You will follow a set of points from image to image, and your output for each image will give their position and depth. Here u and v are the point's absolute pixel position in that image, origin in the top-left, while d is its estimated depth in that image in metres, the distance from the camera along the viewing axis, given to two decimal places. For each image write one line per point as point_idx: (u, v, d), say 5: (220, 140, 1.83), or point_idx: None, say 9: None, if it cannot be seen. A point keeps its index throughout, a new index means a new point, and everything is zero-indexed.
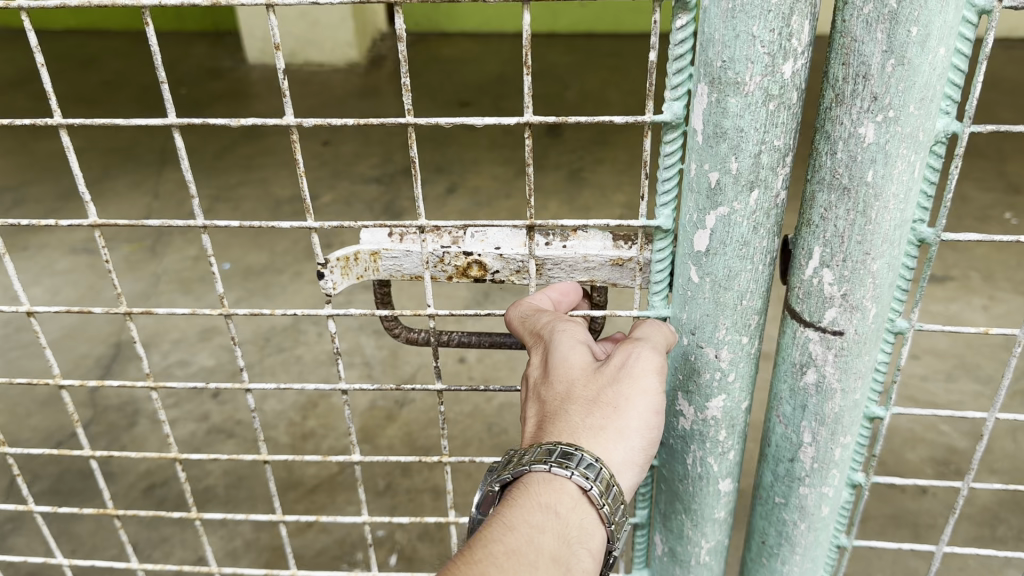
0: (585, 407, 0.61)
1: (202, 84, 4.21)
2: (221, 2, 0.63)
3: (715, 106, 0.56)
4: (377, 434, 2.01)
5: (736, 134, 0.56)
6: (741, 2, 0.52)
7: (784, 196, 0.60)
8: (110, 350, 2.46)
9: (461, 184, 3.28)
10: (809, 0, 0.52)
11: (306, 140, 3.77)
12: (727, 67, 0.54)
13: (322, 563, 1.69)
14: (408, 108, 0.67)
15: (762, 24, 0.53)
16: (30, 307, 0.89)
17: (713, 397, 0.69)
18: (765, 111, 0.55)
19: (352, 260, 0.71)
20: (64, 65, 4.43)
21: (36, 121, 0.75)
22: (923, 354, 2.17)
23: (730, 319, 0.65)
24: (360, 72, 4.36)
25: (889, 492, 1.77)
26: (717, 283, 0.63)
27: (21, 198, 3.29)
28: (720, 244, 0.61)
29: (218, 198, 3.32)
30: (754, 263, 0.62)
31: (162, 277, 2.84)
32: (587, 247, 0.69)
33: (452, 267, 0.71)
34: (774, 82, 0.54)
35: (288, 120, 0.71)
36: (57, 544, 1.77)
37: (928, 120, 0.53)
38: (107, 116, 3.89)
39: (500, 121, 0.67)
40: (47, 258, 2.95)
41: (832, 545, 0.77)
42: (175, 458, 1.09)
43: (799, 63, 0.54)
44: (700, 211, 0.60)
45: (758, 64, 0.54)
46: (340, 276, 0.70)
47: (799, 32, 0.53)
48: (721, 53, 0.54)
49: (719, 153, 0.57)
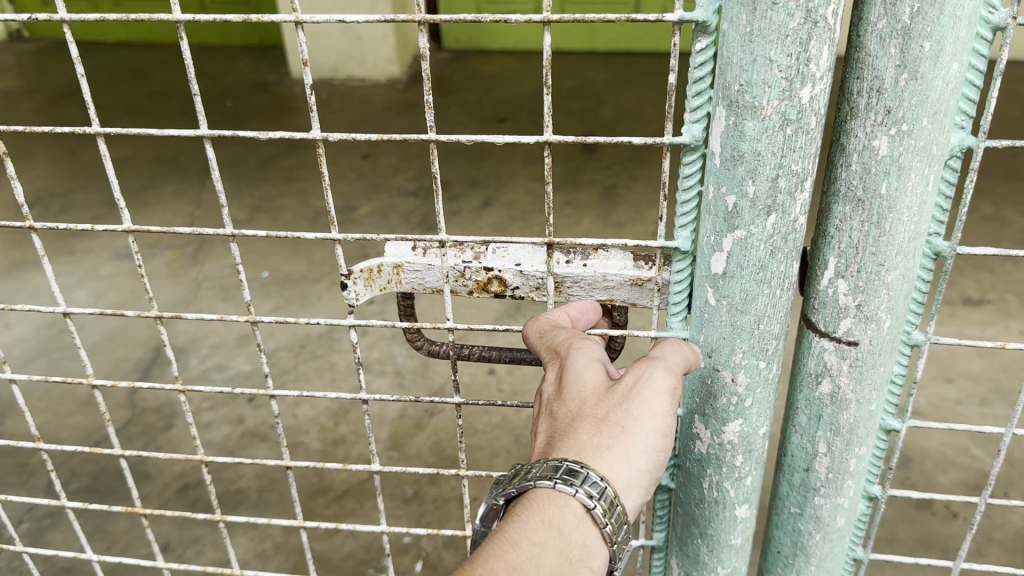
0: (593, 426, 0.63)
1: (247, 97, 4.32)
2: (251, 17, 0.65)
3: (732, 129, 0.57)
4: (406, 443, 2.04)
5: (752, 158, 0.58)
6: (758, 27, 0.54)
7: (801, 222, 0.61)
8: (150, 353, 2.53)
9: (497, 199, 3.32)
10: (828, 27, 0.54)
11: (346, 153, 3.84)
12: (744, 91, 0.56)
13: (349, 568, 1.72)
14: (431, 125, 0.68)
15: (780, 49, 0.54)
16: (66, 309, 0.92)
17: (729, 422, 0.70)
18: (783, 136, 0.57)
19: (375, 272, 0.74)
20: (114, 75, 4.56)
21: (74, 129, 0.78)
22: (957, 377, 2.15)
23: (747, 343, 0.66)
24: (401, 87, 4.44)
25: (918, 515, 1.76)
26: (734, 306, 0.64)
27: (68, 204, 3.38)
28: (736, 268, 0.63)
29: (259, 208, 3.39)
30: (771, 288, 0.63)
31: (202, 283, 2.91)
32: (607, 266, 0.71)
33: (472, 282, 0.73)
34: (792, 106, 0.56)
35: (315, 134, 0.72)
36: (92, 540, 1.82)
37: (942, 134, 0.54)
38: (151, 126, 3.99)
39: (520, 139, 0.69)
40: (92, 263, 3.04)
41: (848, 558, 0.79)
42: (200, 460, 1.10)
43: (818, 88, 0.56)
44: (717, 234, 0.62)
45: (775, 89, 0.55)
46: (363, 287, 0.74)
47: (817, 57, 0.54)
48: (739, 77, 0.56)
49: (736, 176, 0.59)
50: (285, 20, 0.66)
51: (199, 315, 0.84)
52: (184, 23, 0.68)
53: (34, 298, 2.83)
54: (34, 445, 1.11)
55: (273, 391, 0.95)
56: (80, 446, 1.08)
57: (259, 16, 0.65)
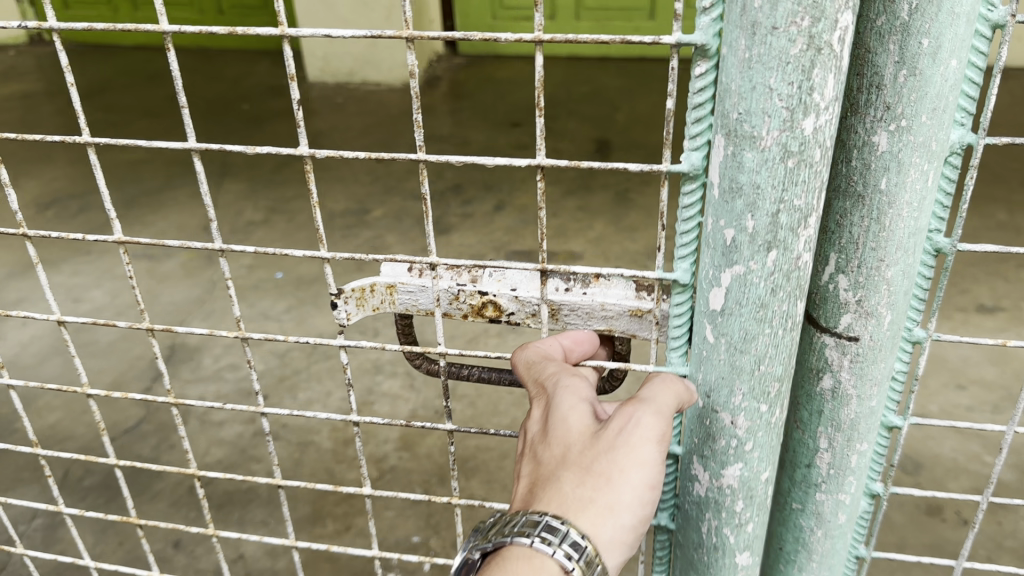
0: (578, 476, 0.61)
1: (265, 100, 4.36)
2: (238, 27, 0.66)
3: (731, 158, 0.55)
4: (417, 444, 2.06)
5: (751, 191, 0.56)
6: (758, 53, 0.51)
7: (804, 259, 0.59)
8: (164, 352, 2.55)
9: (510, 202, 3.35)
10: (833, 55, 0.51)
11: (361, 156, 3.87)
12: (743, 120, 0.54)
13: (358, 566, 1.73)
14: (420, 145, 0.70)
15: (780, 76, 0.51)
16: (61, 316, 0.93)
17: (729, 465, 0.68)
18: (784, 168, 0.55)
19: (368, 291, 0.76)
20: (133, 78, 4.62)
21: (65, 137, 0.80)
22: (969, 384, 2.14)
23: (747, 384, 0.64)
24: (416, 91, 4.47)
25: (927, 522, 1.76)
26: (733, 345, 0.62)
27: (86, 204, 3.43)
28: (735, 305, 0.61)
29: (275, 209, 3.43)
30: (772, 327, 0.61)
31: (218, 283, 2.94)
32: (606, 295, 0.72)
33: (467, 306, 0.75)
34: (794, 138, 0.54)
35: (302, 150, 0.74)
36: (106, 535, 1.85)
37: (941, 131, 0.55)
38: (170, 129, 4.05)
39: (514, 163, 0.70)
40: (109, 262, 3.07)
41: (850, 555, 0.79)
42: (191, 474, 1.06)
43: (822, 119, 0.53)
44: (716, 268, 0.60)
45: (775, 119, 0.53)
46: (355, 307, 0.76)
47: (821, 86, 0.52)
48: (738, 105, 0.53)
49: (734, 209, 0.57)
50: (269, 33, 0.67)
51: (185, 328, 0.84)
52: (171, 33, 0.69)
53: (52, 297, 2.87)
54: (31, 450, 1.11)
55: (263, 408, 0.94)
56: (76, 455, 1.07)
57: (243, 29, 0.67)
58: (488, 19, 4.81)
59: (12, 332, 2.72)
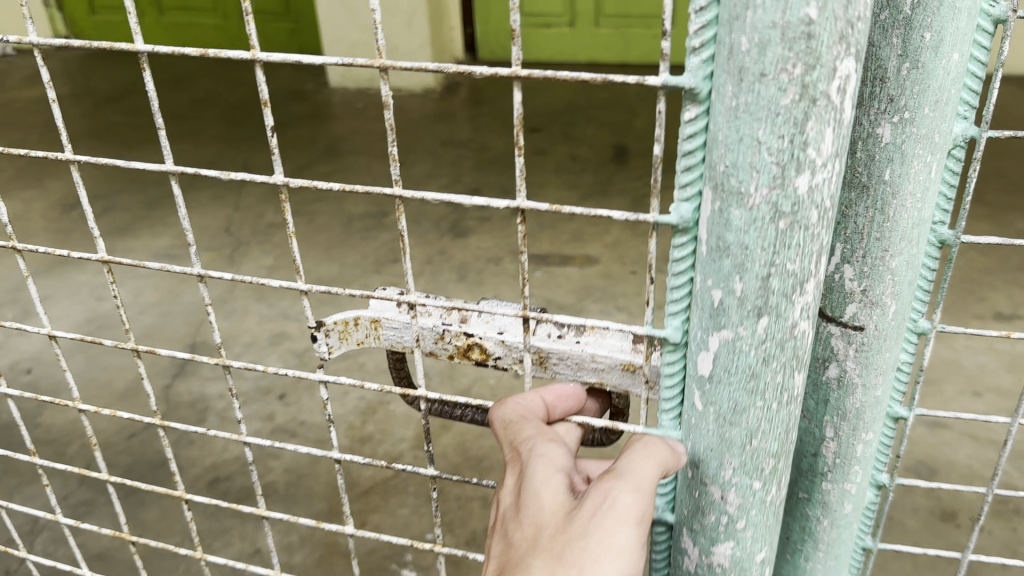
0: (549, 563, 0.60)
1: (286, 105, 4.43)
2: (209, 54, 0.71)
3: (719, 215, 0.56)
4: (433, 442, 2.08)
5: (740, 251, 0.56)
6: (746, 103, 0.51)
7: (794, 330, 0.59)
8: (186, 351, 2.60)
9: (528, 207, 3.38)
10: (827, 107, 0.51)
11: (380, 159, 3.91)
12: (731, 174, 0.54)
13: (373, 562, 1.75)
14: (396, 178, 0.71)
15: (768, 129, 0.52)
16: (52, 330, 0.96)
17: (719, 542, 0.69)
18: (775, 229, 0.55)
19: (352, 325, 0.80)
20: (158, 82, 4.68)
21: (48, 154, 0.82)
22: (985, 392, 2.13)
23: (737, 458, 0.65)
24: (436, 97, 4.51)
25: (941, 527, 1.77)
26: (722, 416, 0.63)
27: (111, 205, 3.49)
28: (724, 371, 0.61)
29: (295, 212, 3.49)
30: (762, 398, 0.62)
31: (239, 283, 2.99)
32: (599, 346, 0.74)
33: (453, 347, 0.78)
34: (784, 198, 0.54)
35: (276, 179, 0.76)
36: (126, 528, 1.89)
37: (944, 123, 0.56)
38: (193, 132, 4.12)
39: (489, 202, 0.70)
40: (131, 262, 3.12)
41: (857, 547, 0.81)
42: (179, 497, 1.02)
43: (814, 177, 0.54)
44: (705, 330, 0.61)
45: (764, 175, 0.53)
46: (337, 340, 0.80)
47: (813, 140, 0.52)
48: (726, 158, 0.54)
49: (722, 269, 0.57)
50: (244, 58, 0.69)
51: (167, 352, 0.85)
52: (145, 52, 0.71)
53: (76, 297, 2.92)
54: (30, 458, 1.12)
55: (245, 437, 0.92)
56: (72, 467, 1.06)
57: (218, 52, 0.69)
58: (508, 26, 4.85)
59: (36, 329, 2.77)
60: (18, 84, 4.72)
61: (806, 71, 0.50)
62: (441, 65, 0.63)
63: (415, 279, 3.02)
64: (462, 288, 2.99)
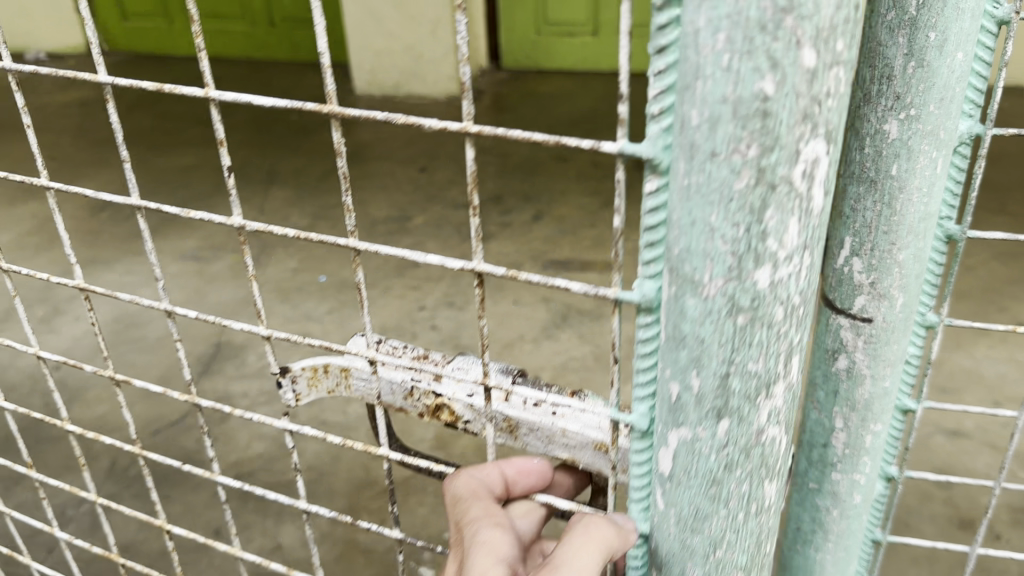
0: None
1: (312, 111, 4.49)
2: (165, 88, 0.71)
3: (674, 304, 0.53)
4: (451, 444, 2.12)
5: (696, 343, 0.54)
6: (699, 185, 0.49)
7: (760, 433, 0.57)
8: (211, 349, 2.72)
9: (547, 213, 3.45)
10: (783, 199, 0.48)
11: (403, 165, 3.97)
12: (686, 262, 0.52)
13: (391, 559, 1.79)
14: (350, 229, 0.72)
15: (722, 214, 0.49)
16: (37, 351, 1.01)
17: None
18: (732, 325, 0.52)
19: (321, 372, 0.86)
20: (186, 88, 4.76)
21: (25, 179, 0.86)
22: (1006, 401, 2.13)
23: (701, 565, 0.64)
24: (460, 104, 4.55)
25: (959, 535, 1.80)
26: (684, 517, 0.62)
27: (139, 208, 3.56)
28: (684, 470, 0.59)
29: (319, 216, 3.55)
30: (725, 504, 0.60)
31: (263, 285, 3.07)
32: (570, 421, 0.75)
33: (423, 405, 0.81)
34: (741, 292, 0.51)
35: (231, 221, 0.76)
36: (150, 522, 1.94)
37: (949, 120, 0.59)
38: (222, 136, 4.20)
39: (443, 261, 0.68)
40: (159, 263, 3.18)
41: (867, 539, 0.83)
42: (159, 526, 1.07)
43: (774, 273, 0.51)
44: (666, 425, 0.59)
45: (719, 266, 0.51)
46: (306, 385, 0.88)
47: (772, 230, 0.49)
48: (682, 243, 0.51)
49: (680, 361, 0.55)
50: (194, 93, 0.71)
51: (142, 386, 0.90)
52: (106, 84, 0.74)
53: (104, 295, 3.00)
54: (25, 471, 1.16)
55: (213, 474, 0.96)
56: (61, 483, 1.13)
57: (171, 87, 0.71)
58: (531, 35, 4.89)
59: (65, 327, 2.84)
60: (51, 87, 4.82)
61: (763, 153, 0.47)
62: (389, 114, 0.63)
63: (438, 281, 3.16)
64: (483, 292, 3.09)
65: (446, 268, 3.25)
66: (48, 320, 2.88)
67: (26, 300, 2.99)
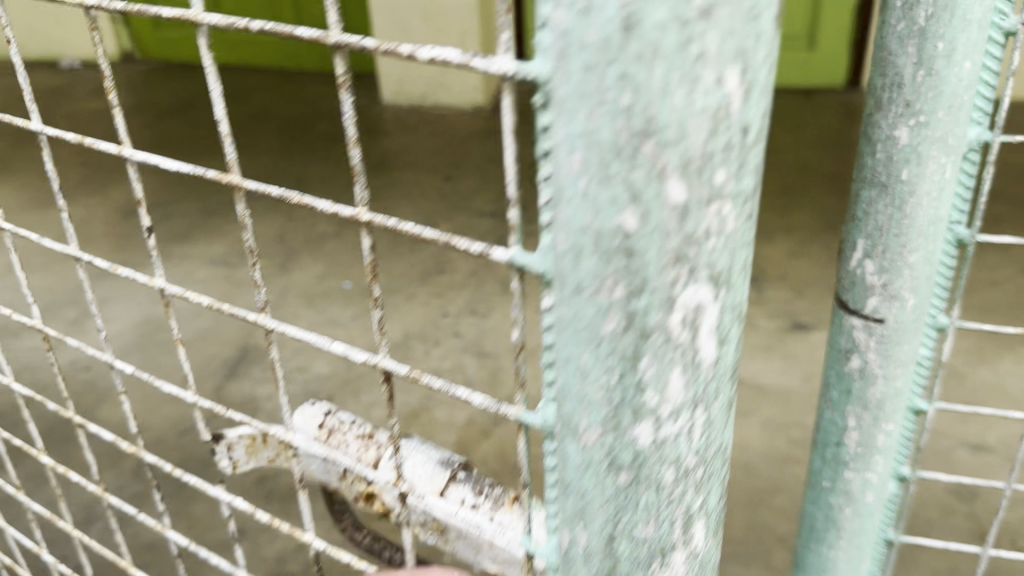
0: None
1: (340, 119, 4.55)
2: (84, 140, 0.71)
3: (556, 444, 0.50)
4: None
5: (578, 489, 0.51)
6: (569, 328, 0.46)
7: None
8: (238, 353, 2.78)
9: None
10: (654, 354, 0.46)
11: (428, 175, 4.03)
12: (564, 405, 0.49)
13: None
14: (261, 304, 0.68)
15: (592, 358, 0.46)
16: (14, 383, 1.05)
17: None
18: (612, 478, 0.50)
19: (261, 444, 1.04)
20: (216, 96, 4.83)
21: None
22: None
23: None
24: (486, 114, 4.61)
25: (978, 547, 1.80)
26: None
27: (169, 213, 3.62)
28: None
29: (346, 222, 3.61)
30: None
31: (290, 291, 3.13)
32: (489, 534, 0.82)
33: (356, 490, 0.96)
34: (618, 442, 0.48)
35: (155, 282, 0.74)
36: (177, 522, 1.98)
37: (958, 127, 0.62)
38: (250, 144, 4.26)
39: (348, 353, 0.63)
40: (188, 268, 3.24)
41: (880, 538, 0.84)
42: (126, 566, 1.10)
43: (652, 427, 0.48)
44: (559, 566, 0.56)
45: (594, 415, 0.48)
46: (246, 452, 1.04)
47: (645, 383, 0.46)
48: (559, 385, 0.48)
49: (567, 503, 0.52)
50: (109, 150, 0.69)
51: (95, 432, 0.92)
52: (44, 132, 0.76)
53: (134, 299, 3.05)
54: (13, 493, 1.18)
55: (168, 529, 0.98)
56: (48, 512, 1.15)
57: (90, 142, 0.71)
58: None
59: (94, 329, 2.89)
60: (83, 94, 4.91)
61: (632, 297, 0.44)
62: (283, 193, 0.60)
63: (461, 292, 3.19)
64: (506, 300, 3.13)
65: (469, 275, 3.29)
66: (78, 322, 2.94)
67: (57, 302, 3.05)
